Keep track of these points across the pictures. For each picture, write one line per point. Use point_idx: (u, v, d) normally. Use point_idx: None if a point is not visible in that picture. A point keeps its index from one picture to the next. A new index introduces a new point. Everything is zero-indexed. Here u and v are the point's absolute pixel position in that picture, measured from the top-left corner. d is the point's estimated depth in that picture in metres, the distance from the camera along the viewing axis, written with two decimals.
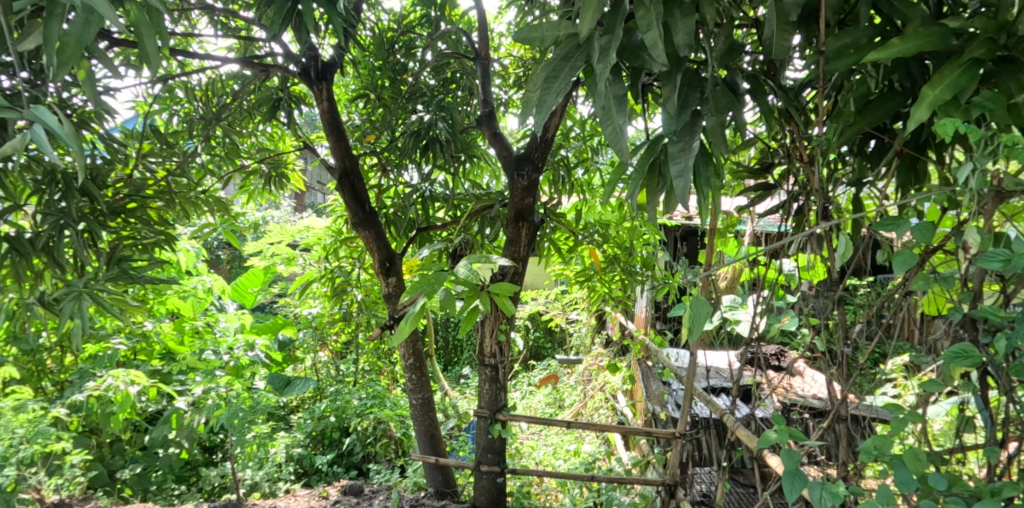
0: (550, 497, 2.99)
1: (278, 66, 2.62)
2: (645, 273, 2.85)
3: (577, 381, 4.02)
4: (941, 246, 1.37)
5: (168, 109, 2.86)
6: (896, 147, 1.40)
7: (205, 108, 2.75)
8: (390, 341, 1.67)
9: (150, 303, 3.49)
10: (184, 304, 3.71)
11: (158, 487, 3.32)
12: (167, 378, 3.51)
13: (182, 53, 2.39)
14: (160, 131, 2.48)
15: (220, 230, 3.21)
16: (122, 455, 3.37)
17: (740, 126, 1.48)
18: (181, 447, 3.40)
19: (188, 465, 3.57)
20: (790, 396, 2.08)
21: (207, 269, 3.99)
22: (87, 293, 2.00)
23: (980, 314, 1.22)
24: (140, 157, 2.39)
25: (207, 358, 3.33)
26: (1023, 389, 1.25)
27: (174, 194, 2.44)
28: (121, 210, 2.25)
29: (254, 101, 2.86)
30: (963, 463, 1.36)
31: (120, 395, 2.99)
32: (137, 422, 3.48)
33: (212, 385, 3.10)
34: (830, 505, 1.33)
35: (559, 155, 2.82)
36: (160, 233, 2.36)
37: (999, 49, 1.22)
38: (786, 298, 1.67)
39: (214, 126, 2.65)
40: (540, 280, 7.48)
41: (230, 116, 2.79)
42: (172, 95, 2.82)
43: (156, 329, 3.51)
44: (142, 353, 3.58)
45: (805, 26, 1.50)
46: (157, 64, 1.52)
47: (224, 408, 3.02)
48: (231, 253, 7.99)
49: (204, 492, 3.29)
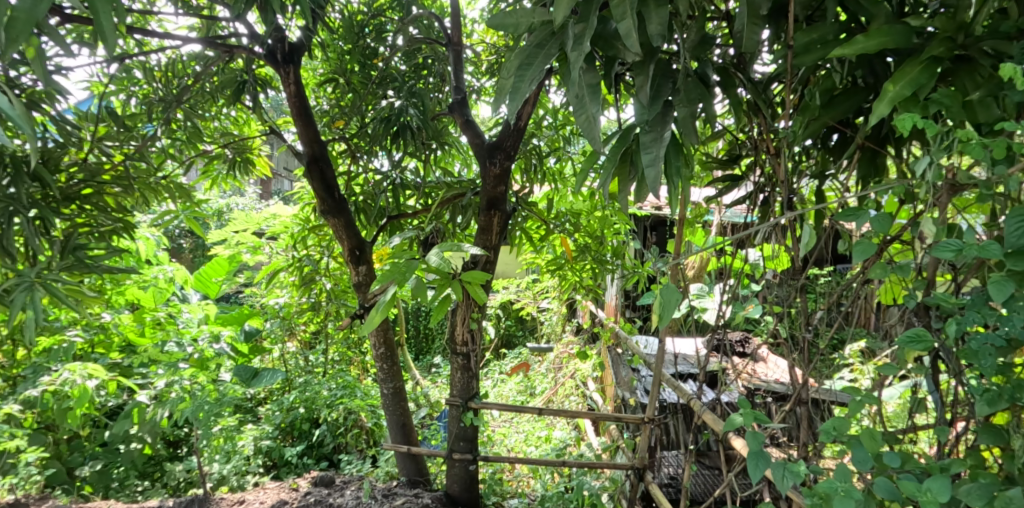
0: (522, 483, 3.06)
1: (243, 47, 2.59)
2: (615, 262, 2.89)
3: (548, 369, 4.08)
4: (898, 237, 1.43)
5: (126, 91, 2.79)
6: (858, 140, 1.46)
7: (166, 91, 2.71)
8: (360, 330, 1.68)
9: (108, 294, 3.43)
10: (144, 295, 3.66)
11: (119, 484, 3.28)
12: (128, 371, 3.46)
13: (139, 32, 2.32)
14: (116, 113, 2.42)
15: (182, 217, 3.16)
16: (82, 452, 3.35)
17: (710, 117, 1.51)
18: (143, 442, 3.35)
19: (151, 460, 3.54)
20: (754, 381, 2.14)
21: (168, 258, 3.93)
22: (40, 284, 2.00)
23: (932, 300, 1.26)
24: (94, 140, 2.32)
25: (168, 351, 3.31)
26: (971, 372, 1.30)
27: (132, 180, 2.41)
28: (77, 196, 2.24)
29: (217, 83, 2.82)
30: (914, 442, 1.43)
31: (77, 390, 2.95)
32: (96, 418, 3.44)
33: (176, 379, 3.11)
34: (791, 485, 1.37)
35: (530, 144, 2.85)
36: (118, 221, 2.34)
37: (956, 48, 1.27)
38: (751, 287, 1.74)
39: (175, 108, 2.61)
40: (511, 269, 7.58)
41: (190, 99, 2.75)
42: (129, 76, 2.75)
43: (115, 320, 3.45)
44: (100, 346, 3.54)
45: (775, 21, 1.54)
46: (114, 43, 1.50)
47: (189, 401, 3.04)
48: (193, 241, 7.91)
49: (169, 487, 3.26)
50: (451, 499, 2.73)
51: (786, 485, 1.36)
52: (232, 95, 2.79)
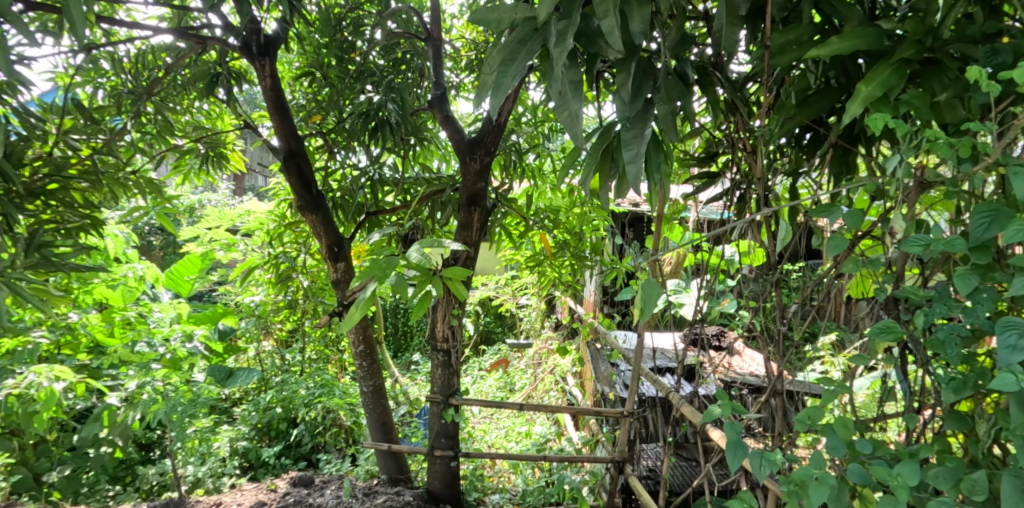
0: (503, 479, 3.08)
1: (216, 38, 2.57)
2: (594, 258, 2.92)
3: (527, 365, 4.11)
4: (869, 232, 1.48)
5: (93, 83, 2.74)
6: (831, 139, 1.50)
7: (135, 83, 2.68)
8: (339, 328, 1.68)
9: (74, 293, 3.36)
10: (113, 295, 3.60)
11: (90, 489, 3.24)
12: (97, 372, 3.39)
13: (107, 21, 2.29)
14: (83, 106, 2.39)
15: (152, 213, 3.11)
16: (49, 457, 3.21)
17: (689, 115, 1.54)
18: (114, 446, 3.27)
19: (122, 463, 3.52)
20: (730, 374, 2.19)
21: (137, 256, 3.86)
22: (5, 282, 1.94)
23: (901, 294, 1.31)
24: (61, 134, 2.29)
25: (140, 351, 3.27)
26: (937, 362, 1.34)
27: (100, 175, 2.39)
28: (41, 191, 2.19)
29: (189, 76, 2.79)
30: (884, 430, 1.48)
31: (44, 393, 2.88)
32: (64, 422, 3.35)
33: (148, 379, 3.09)
34: (768, 473, 1.41)
35: (510, 140, 2.86)
36: (85, 217, 2.31)
37: (925, 51, 1.32)
38: (727, 282, 1.78)
39: (145, 101, 2.59)
40: (490, 266, 7.62)
41: (162, 91, 2.72)
42: (96, 67, 2.71)
43: (83, 320, 3.39)
44: (67, 347, 3.46)
45: (752, 21, 1.58)
46: (83, 33, 1.52)
47: (161, 403, 3.03)
48: (163, 239, 7.79)
49: (142, 491, 3.25)
50: (433, 495, 2.74)
51: (763, 474, 1.40)
52: (205, 88, 2.76)
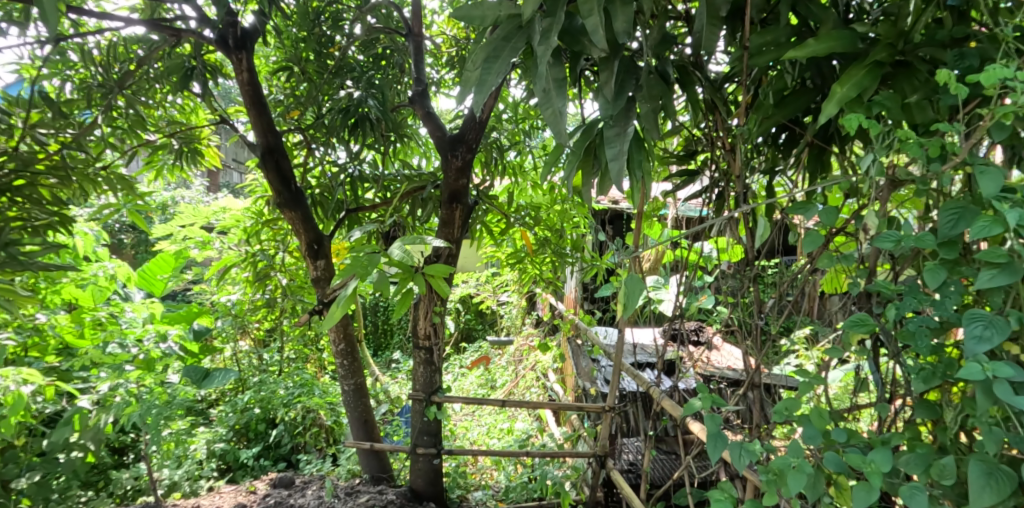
0: (485, 475, 3.10)
1: (191, 30, 2.56)
2: (575, 255, 2.95)
3: (508, 361, 4.13)
4: (843, 229, 1.52)
5: (60, 75, 2.68)
6: (807, 138, 1.54)
7: (105, 75, 2.64)
8: (320, 326, 1.67)
9: (41, 293, 3.28)
10: (82, 295, 3.50)
11: (60, 496, 3.00)
12: (66, 374, 3.29)
13: (76, 11, 2.27)
14: (50, 99, 2.35)
15: (124, 210, 3.07)
16: (16, 464, 2.93)
17: (670, 113, 1.57)
18: (86, 450, 3.06)
19: (94, 468, 3.44)
20: (709, 368, 2.24)
21: (108, 254, 3.79)
22: None
23: (874, 288, 1.35)
24: (27, 128, 2.28)
25: (112, 352, 3.21)
26: (908, 353, 1.39)
27: (69, 170, 2.33)
28: (7, 187, 2.16)
29: (162, 69, 2.75)
30: (857, 421, 1.53)
31: (11, 397, 2.79)
32: (33, 426, 3.14)
33: (120, 381, 3.08)
34: (747, 463, 1.45)
35: (491, 137, 2.88)
36: (53, 215, 2.25)
37: (896, 54, 1.36)
38: (705, 278, 1.82)
39: (116, 94, 2.57)
40: (471, 263, 7.64)
41: (134, 84, 2.69)
42: (64, 59, 2.66)
43: (51, 321, 3.29)
44: (35, 349, 3.31)
45: (732, 22, 1.61)
46: (54, 24, 1.58)
47: (135, 405, 3.04)
48: (134, 237, 7.66)
49: (116, 496, 3.19)
50: (416, 493, 2.75)
51: (743, 464, 1.43)
52: (179, 82, 2.72)
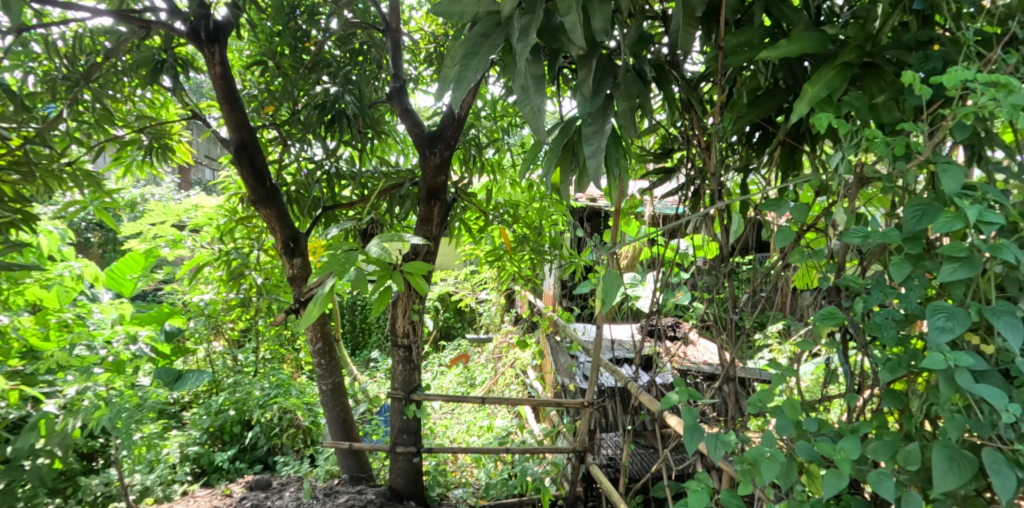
0: (465, 473, 3.11)
1: (161, 23, 2.54)
2: (553, 253, 2.97)
3: (487, 359, 4.15)
4: (813, 225, 1.56)
5: (23, 67, 2.62)
6: (780, 137, 1.58)
7: (71, 68, 2.60)
8: (297, 324, 1.66)
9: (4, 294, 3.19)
10: (47, 295, 3.38)
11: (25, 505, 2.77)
12: (31, 379, 3.12)
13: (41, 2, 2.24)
14: (13, 92, 2.30)
15: (91, 207, 3.02)
16: None
17: (647, 111, 1.60)
18: (54, 457, 2.77)
19: (62, 475, 3.27)
20: (685, 363, 2.28)
21: (74, 253, 3.72)
22: None
23: (843, 282, 1.39)
24: None
25: (80, 354, 3.14)
26: (876, 345, 1.43)
27: (33, 166, 2.28)
28: None
29: (130, 62, 2.71)
30: (827, 412, 1.57)
31: None
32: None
33: (88, 384, 3.01)
34: (722, 454, 1.49)
35: (469, 134, 2.89)
36: (16, 212, 2.18)
37: (865, 56, 1.40)
38: (681, 275, 1.85)
39: (82, 87, 2.54)
40: (449, 260, 7.65)
41: (101, 77, 2.65)
42: (26, 50, 2.60)
43: (14, 323, 3.19)
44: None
45: (708, 22, 1.64)
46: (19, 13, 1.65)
47: (104, 408, 2.98)
48: (103, 236, 7.53)
49: (85, 502, 3.13)
50: (395, 492, 2.75)
51: (718, 455, 1.47)
52: (149, 75, 2.69)
